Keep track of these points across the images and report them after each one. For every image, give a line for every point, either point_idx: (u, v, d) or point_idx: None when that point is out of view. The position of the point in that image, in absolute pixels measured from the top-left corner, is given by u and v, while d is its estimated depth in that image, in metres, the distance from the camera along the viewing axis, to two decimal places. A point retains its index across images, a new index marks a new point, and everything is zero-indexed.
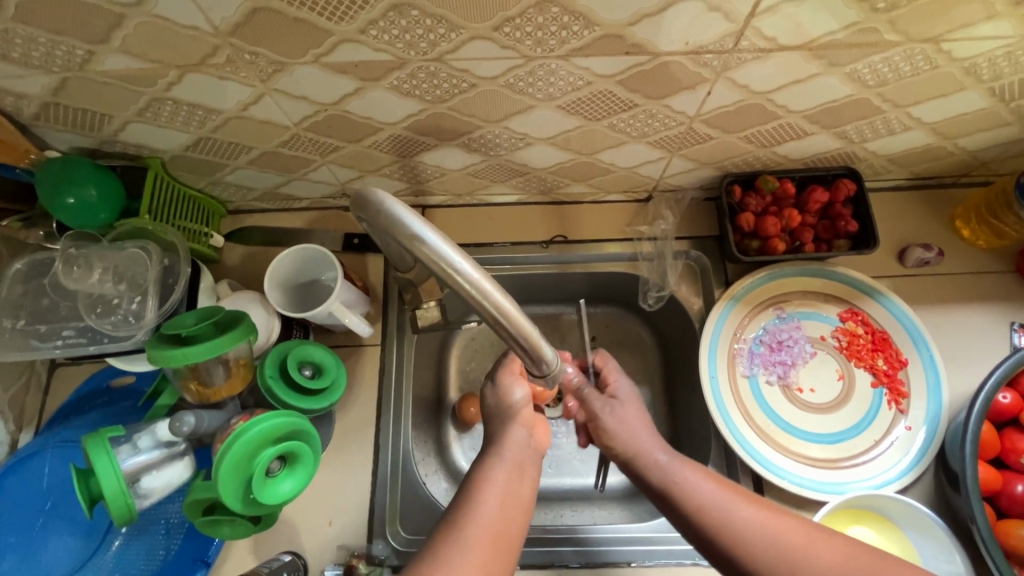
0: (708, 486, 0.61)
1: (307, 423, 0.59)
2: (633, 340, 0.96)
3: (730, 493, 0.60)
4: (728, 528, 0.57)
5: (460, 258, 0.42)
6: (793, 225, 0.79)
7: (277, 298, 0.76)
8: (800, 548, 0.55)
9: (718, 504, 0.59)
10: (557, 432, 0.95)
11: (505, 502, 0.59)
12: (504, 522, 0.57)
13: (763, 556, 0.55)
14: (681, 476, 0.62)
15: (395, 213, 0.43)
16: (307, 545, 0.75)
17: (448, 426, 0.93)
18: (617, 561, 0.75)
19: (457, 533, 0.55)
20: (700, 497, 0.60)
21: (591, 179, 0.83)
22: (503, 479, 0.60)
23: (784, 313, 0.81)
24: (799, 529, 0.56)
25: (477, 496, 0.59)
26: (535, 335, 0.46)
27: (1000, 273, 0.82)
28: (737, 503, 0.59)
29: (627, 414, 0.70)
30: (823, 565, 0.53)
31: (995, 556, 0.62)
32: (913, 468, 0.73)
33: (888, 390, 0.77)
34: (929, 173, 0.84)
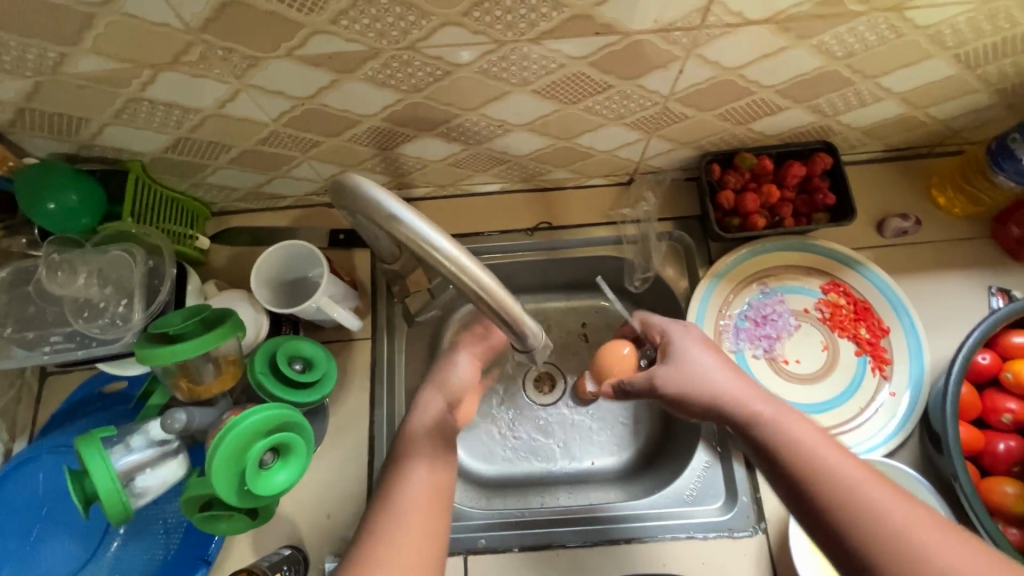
0: (830, 453, 0.54)
1: (298, 415, 0.59)
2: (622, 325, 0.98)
3: (857, 467, 0.52)
4: (847, 501, 0.50)
5: (439, 236, 0.43)
6: (773, 201, 0.81)
7: (265, 296, 0.76)
8: (922, 548, 0.47)
9: (840, 478, 0.52)
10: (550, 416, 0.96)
11: (429, 501, 0.57)
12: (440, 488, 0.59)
13: (876, 542, 0.48)
14: (793, 433, 0.56)
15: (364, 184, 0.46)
16: (306, 538, 0.76)
17: None
18: (612, 539, 0.76)
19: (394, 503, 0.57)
20: (816, 463, 0.53)
21: (572, 164, 0.83)
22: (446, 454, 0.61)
23: (768, 288, 0.82)
24: (930, 519, 0.49)
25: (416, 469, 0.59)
26: (515, 307, 0.47)
27: (975, 239, 0.84)
28: (864, 479, 0.51)
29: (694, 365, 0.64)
30: (955, 567, 0.46)
31: (978, 511, 0.64)
32: (899, 433, 0.74)
33: (872, 357, 0.78)
34: (903, 143, 0.85)
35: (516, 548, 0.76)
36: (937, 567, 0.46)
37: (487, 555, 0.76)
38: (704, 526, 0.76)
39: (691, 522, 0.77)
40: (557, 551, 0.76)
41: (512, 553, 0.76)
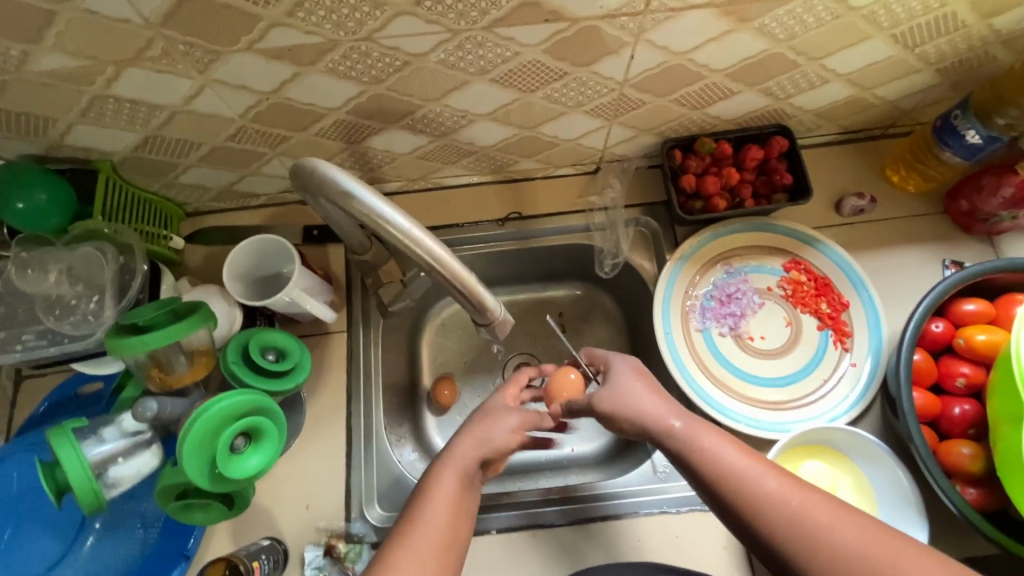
0: (732, 454, 0.58)
1: (268, 401, 0.60)
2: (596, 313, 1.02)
3: (754, 462, 0.58)
4: (751, 500, 0.55)
5: (389, 208, 0.47)
6: (733, 183, 0.83)
7: (238, 289, 0.77)
8: (821, 532, 0.52)
9: (742, 476, 0.57)
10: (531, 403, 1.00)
11: (444, 542, 0.58)
12: (452, 529, 0.59)
13: (780, 531, 0.53)
14: (700, 440, 0.60)
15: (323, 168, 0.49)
16: (286, 530, 0.76)
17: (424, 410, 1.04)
18: (588, 518, 0.77)
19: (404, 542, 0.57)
20: (723, 468, 0.58)
21: (539, 154, 0.85)
22: (453, 483, 0.62)
23: (732, 268, 0.85)
24: (823, 504, 0.54)
25: (425, 509, 0.60)
26: (470, 279, 0.51)
27: (929, 215, 0.87)
28: (761, 472, 0.56)
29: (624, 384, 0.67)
30: (848, 548, 0.51)
31: (932, 468, 0.67)
32: (860, 401, 0.77)
33: (833, 331, 0.81)
34: (857, 125, 0.88)
35: (495, 530, 0.77)
36: (833, 547, 0.51)
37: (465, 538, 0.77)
38: (677, 502, 0.78)
39: (664, 497, 0.78)
40: (535, 532, 0.77)
41: (491, 535, 0.77)
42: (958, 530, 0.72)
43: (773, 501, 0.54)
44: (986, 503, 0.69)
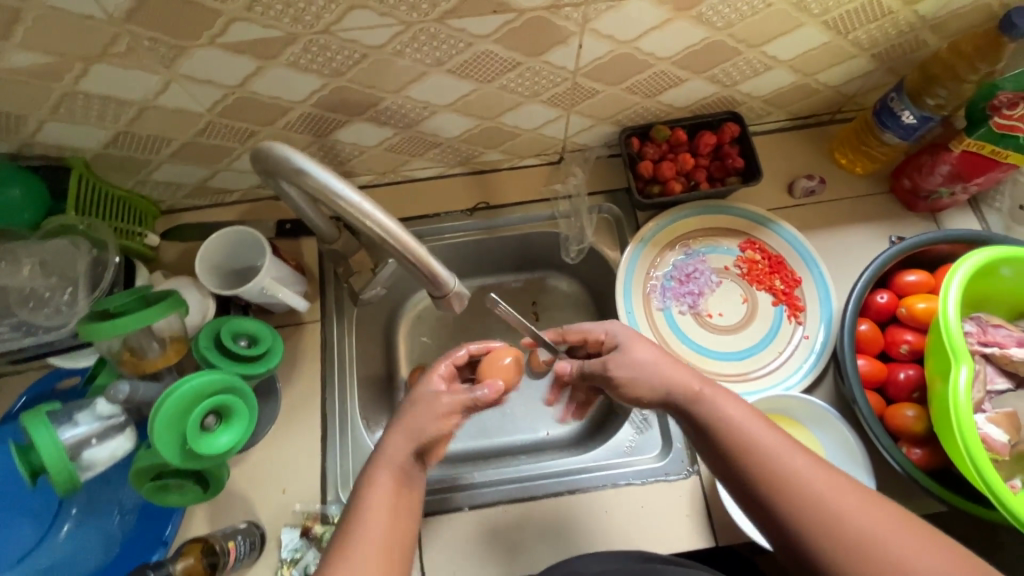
0: (762, 430, 0.57)
1: (238, 381, 0.62)
2: (566, 302, 1.12)
3: (784, 439, 0.57)
4: (777, 478, 0.54)
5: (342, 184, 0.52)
6: (688, 167, 0.87)
7: (212, 280, 0.78)
8: (840, 514, 0.52)
9: (771, 452, 0.56)
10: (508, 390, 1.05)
11: (387, 545, 0.55)
12: (393, 535, 0.56)
13: (800, 509, 0.53)
14: (728, 414, 0.59)
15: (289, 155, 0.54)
16: (262, 514, 0.78)
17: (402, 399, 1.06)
18: (558, 492, 0.80)
19: (348, 545, 0.55)
20: (751, 442, 0.57)
21: (502, 144, 0.89)
22: (387, 484, 0.58)
23: (690, 249, 0.88)
24: (848, 490, 0.53)
25: (364, 506, 0.57)
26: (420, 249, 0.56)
27: (876, 195, 0.92)
28: (791, 451, 0.56)
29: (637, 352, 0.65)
30: (865, 531, 0.51)
31: (874, 429, 0.71)
32: (813, 370, 0.80)
33: (787, 306, 0.85)
34: (805, 111, 0.93)
35: (467, 506, 0.79)
36: (851, 529, 0.51)
37: (437, 516, 0.78)
38: (642, 473, 0.80)
39: (630, 470, 0.81)
40: (506, 508, 0.79)
41: (463, 512, 0.78)
42: (907, 490, 0.76)
43: (800, 483, 0.54)
44: (930, 462, 0.73)
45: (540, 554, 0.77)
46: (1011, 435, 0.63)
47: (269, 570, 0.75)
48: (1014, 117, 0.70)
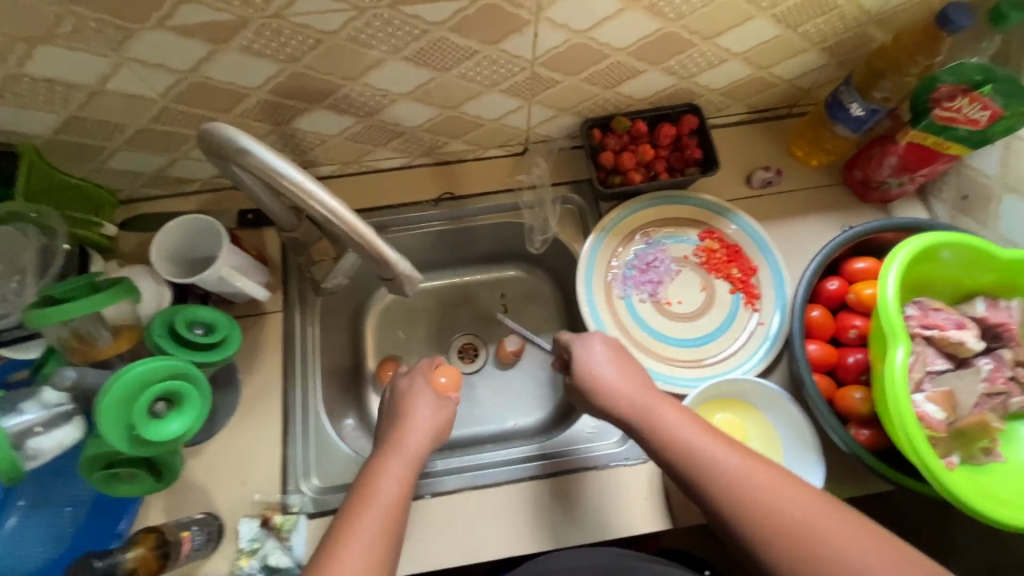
0: (737, 457, 0.62)
1: (189, 366, 0.62)
2: (534, 293, 1.13)
3: (758, 466, 0.61)
4: (750, 497, 0.59)
5: (283, 163, 0.53)
6: (648, 158, 0.89)
7: (167, 268, 0.77)
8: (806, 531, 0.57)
9: (744, 477, 0.60)
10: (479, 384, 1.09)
11: (382, 534, 0.62)
12: (397, 506, 0.65)
13: (768, 525, 0.58)
14: (707, 443, 0.63)
15: (237, 137, 0.53)
16: (221, 505, 0.77)
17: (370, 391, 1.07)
18: (519, 477, 0.80)
19: (352, 529, 0.61)
20: (726, 467, 0.61)
21: (466, 135, 0.89)
22: (398, 473, 0.67)
23: (651, 239, 0.90)
24: (812, 502, 0.58)
25: (376, 488, 0.65)
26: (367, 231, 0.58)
27: (830, 186, 0.95)
28: (762, 474, 0.61)
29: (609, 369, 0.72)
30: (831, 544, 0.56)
31: (821, 408, 0.74)
32: (767, 355, 0.82)
33: (744, 294, 0.87)
34: (763, 105, 0.95)
35: (428, 495, 0.79)
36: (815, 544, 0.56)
37: None
38: (603, 458, 0.81)
39: (591, 455, 0.82)
40: (467, 494, 0.79)
41: (424, 500, 0.79)
42: (855, 471, 0.78)
43: (770, 500, 0.59)
44: (877, 442, 0.75)
45: (501, 539, 0.77)
46: (946, 412, 0.66)
47: (227, 560, 0.74)
48: (954, 109, 0.73)
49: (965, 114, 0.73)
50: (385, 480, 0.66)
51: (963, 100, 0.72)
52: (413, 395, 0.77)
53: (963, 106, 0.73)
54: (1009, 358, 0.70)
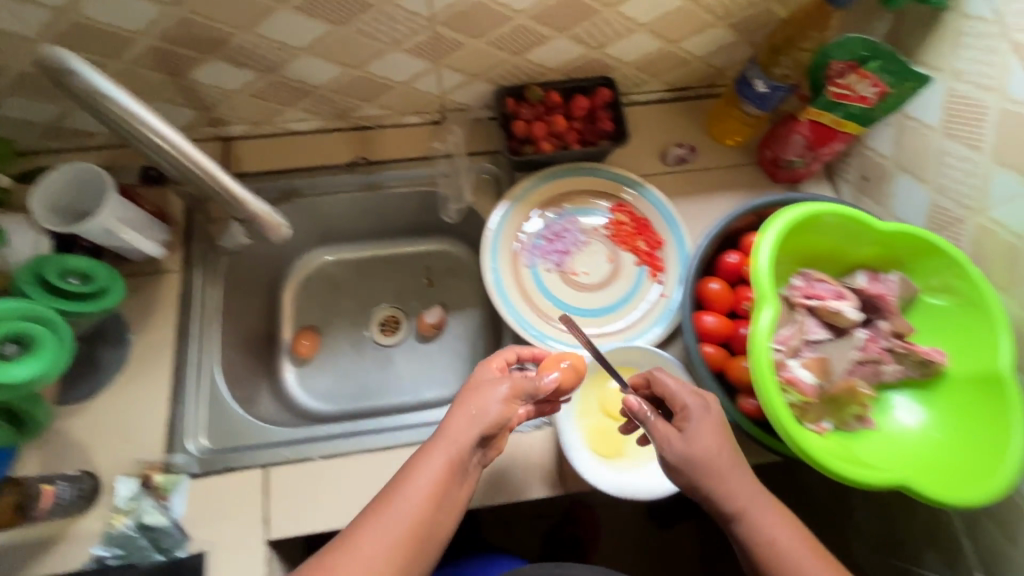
0: (773, 519, 0.63)
1: (44, 311, 0.61)
2: (459, 268, 1.14)
3: (797, 540, 0.62)
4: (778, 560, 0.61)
5: (133, 103, 0.55)
6: (559, 128, 0.88)
7: (48, 216, 0.74)
8: None
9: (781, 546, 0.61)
10: (398, 355, 1.09)
11: (400, 550, 0.58)
12: (434, 520, 0.61)
13: None
14: (743, 501, 0.63)
15: (79, 68, 0.53)
16: (100, 464, 0.75)
17: (285, 360, 1.05)
18: (412, 441, 0.80)
19: (368, 537, 0.58)
20: (760, 530, 0.62)
21: (378, 98, 0.88)
22: (435, 477, 0.62)
23: (562, 210, 0.90)
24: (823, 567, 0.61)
25: (418, 485, 0.62)
26: (219, 175, 0.65)
27: (746, 166, 0.95)
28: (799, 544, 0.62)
29: (701, 430, 0.64)
30: None
31: (703, 375, 0.76)
32: (666, 325, 0.83)
33: (649, 267, 0.88)
34: (681, 83, 0.96)
35: (317, 456, 0.78)
36: None
37: (288, 463, 0.78)
38: None
39: None
40: (358, 457, 0.79)
41: (313, 460, 0.78)
42: (743, 439, 0.80)
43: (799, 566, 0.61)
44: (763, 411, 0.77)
45: None
46: (817, 377, 0.68)
47: (101, 520, 0.72)
48: (846, 86, 0.74)
49: (858, 91, 0.74)
50: (417, 484, 0.61)
51: (853, 77, 0.74)
52: (480, 385, 0.68)
53: (854, 83, 0.74)
54: (885, 328, 0.72)
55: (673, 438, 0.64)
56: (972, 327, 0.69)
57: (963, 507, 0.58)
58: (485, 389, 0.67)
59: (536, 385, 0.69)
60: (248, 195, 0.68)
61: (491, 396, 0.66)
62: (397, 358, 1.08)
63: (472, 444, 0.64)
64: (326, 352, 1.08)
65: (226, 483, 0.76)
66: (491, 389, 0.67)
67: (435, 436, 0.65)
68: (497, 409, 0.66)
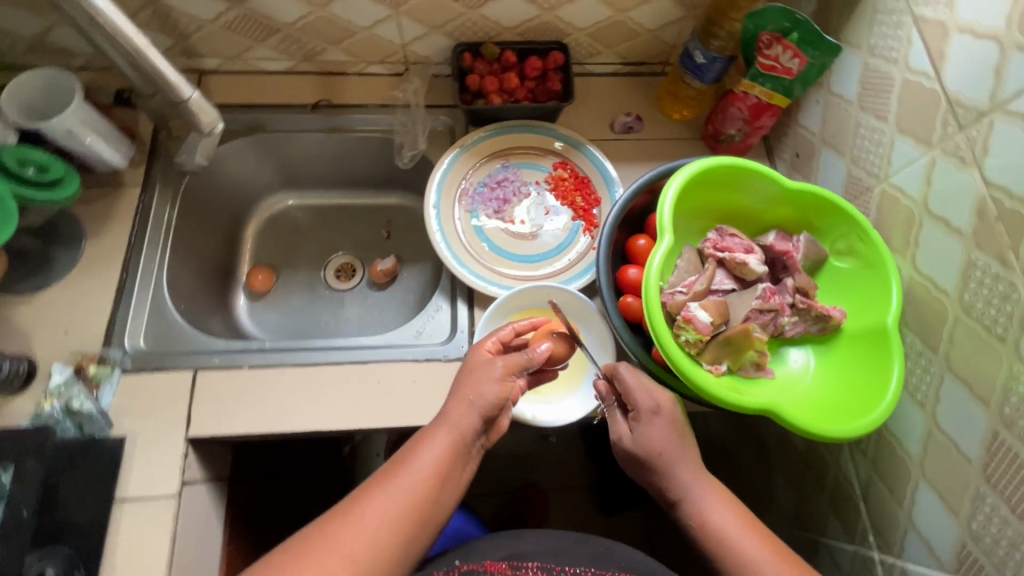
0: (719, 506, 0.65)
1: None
2: (418, 223, 1.14)
3: (741, 526, 0.64)
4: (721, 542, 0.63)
5: None
6: (511, 85, 0.93)
7: (18, 114, 0.81)
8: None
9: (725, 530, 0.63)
10: (349, 301, 1.09)
11: (394, 526, 0.55)
12: (433, 500, 0.58)
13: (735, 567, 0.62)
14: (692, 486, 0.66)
15: None
16: (39, 351, 0.79)
17: (239, 293, 1.08)
18: (338, 361, 0.83)
19: (362, 508, 0.56)
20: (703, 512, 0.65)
21: (342, 43, 0.94)
22: (436, 457, 0.60)
23: (508, 163, 0.95)
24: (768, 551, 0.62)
25: (416, 462, 0.59)
26: (168, 68, 0.70)
27: (690, 139, 1.00)
28: (742, 531, 0.64)
29: (651, 431, 0.66)
30: None
31: (614, 321, 0.77)
32: (591, 273, 0.87)
33: (584, 222, 0.92)
34: (633, 56, 1.01)
35: (245, 366, 0.81)
36: None
37: (215, 370, 0.81)
38: (423, 353, 0.84)
39: (413, 350, 0.84)
40: (284, 370, 0.81)
41: (241, 369, 0.81)
42: None
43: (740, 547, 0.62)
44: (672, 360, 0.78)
45: (306, 414, 0.79)
46: (715, 318, 0.71)
47: (32, 401, 0.76)
48: (772, 57, 0.79)
49: (782, 62, 0.79)
50: (420, 462, 0.59)
51: (778, 48, 0.78)
52: (476, 369, 0.66)
53: (779, 54, 0.78)
54: (790, 284, 0.75)
55: (624, 434, 0.68)
56: (866, 286, 0.73)
57: (838, 434, 0.63)
58: (482, 370, 0.66)
59: (531, 358, 0.67)
60: (192, 90, 0.73)
61: (492, 380, 0.64)
62: (349, 302, 1.08)
63: (474, 428, 0.62)
64: (281, 291, 1.09)
65: (155, 380, 0.79)
66: (489, 373, 0.65)
67: (438, 418, 0.63)
68: (497, 393, 0.64)
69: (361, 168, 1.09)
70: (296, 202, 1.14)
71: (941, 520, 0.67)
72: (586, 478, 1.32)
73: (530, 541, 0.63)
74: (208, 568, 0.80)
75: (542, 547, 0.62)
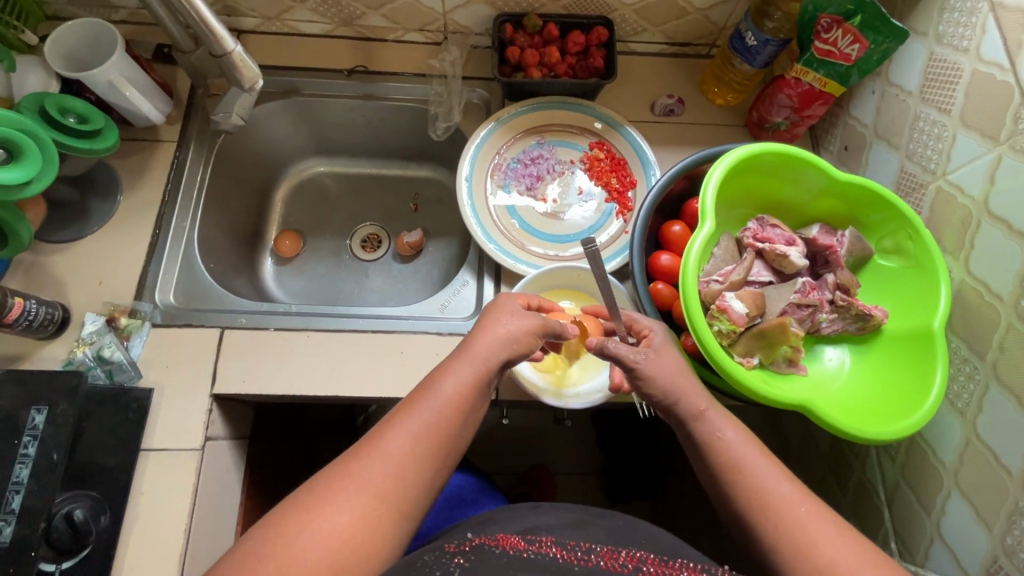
0: (733, 435, 0.59)
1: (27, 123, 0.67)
2: (446, 196, 1.13)
3: (767, 463, 0.56)
4: (738, 471, 0.56)
5: None
6: (552, 59, 0.90)
7: (58, 64, 0.80)
8: (796, 518, 0.52)
9: (745, 456, 0.57)
10: (374, 271, 1.08)
11: (417, 457, 0.52)
12: (454, 431, 0.55)
13: (749, 494, 0.54)
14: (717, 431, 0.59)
15: None
16: (73, 300, 0.80)
17: (266, 256, 1.08)
18: (362, 329, 0.82)
19: (385, 440, 0.52)
20: (726, 450, 0.58)
21: (382, 8, 0.92)
22: (454, 389, 0.57)
23: (543, 140, 0.93)
24: (794, 490, 0.54)
25: (437, 392, 0.56)
26: (213, 22, 0.68)
27: (733, 126, 0.96)
28: (763, 460, 0.57)
29: (662, 358, 0.63)
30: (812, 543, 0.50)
31: (646, 307, 0.74)
32: (622, 257, 0.85)
33: (617, 205, 0.90)
34: (679, 37, 0.98)
35: (271, 327, 0.82)
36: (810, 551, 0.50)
37: (242, 330, 0.81)
38: (447, 327, 0.83)
39: (437, 323, 0.84)
40: (308, 334, 0.81)
41: (267, 330, 0.81)
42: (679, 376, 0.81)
43: (756, 477, 0.55)
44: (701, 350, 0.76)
45: (329, 379, 0.79)
46: (751, 310, 0.68)
47: (66, 347, 0.78)
48: (830, 42, 0.75)
49: (840, 47, 0.75)
50: (440, 394, 0.56)
51: (837, 32, 0.74)
52: (500, 312, 0.64)
53: (838, 39, 0.74)
54: (830, 280, 0.73)
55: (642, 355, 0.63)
56: (914, 286, 0.70)
57: (871, 436, 0.61)
58: (513, 312, 0.64)
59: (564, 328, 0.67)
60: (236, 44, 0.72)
61: (516, 321, 0.63)
62: (373, 272, 1.08)
63: (492, 364, 0.60)
64: (306, 256, 1.10)
65: (183, 335, 0.80)
66: (521, 317, 0.63)
67: (457, 353, 0.60)
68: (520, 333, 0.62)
69: (392, 138, 1.08)
70: (326, 169, 1.14)
71: (973, 532, 0.64)
72: (597, 464, 1.31)
73: (548, 516, 0.56)
74: (227, 521, 0.81)
75: (562, 520, 0.55)
